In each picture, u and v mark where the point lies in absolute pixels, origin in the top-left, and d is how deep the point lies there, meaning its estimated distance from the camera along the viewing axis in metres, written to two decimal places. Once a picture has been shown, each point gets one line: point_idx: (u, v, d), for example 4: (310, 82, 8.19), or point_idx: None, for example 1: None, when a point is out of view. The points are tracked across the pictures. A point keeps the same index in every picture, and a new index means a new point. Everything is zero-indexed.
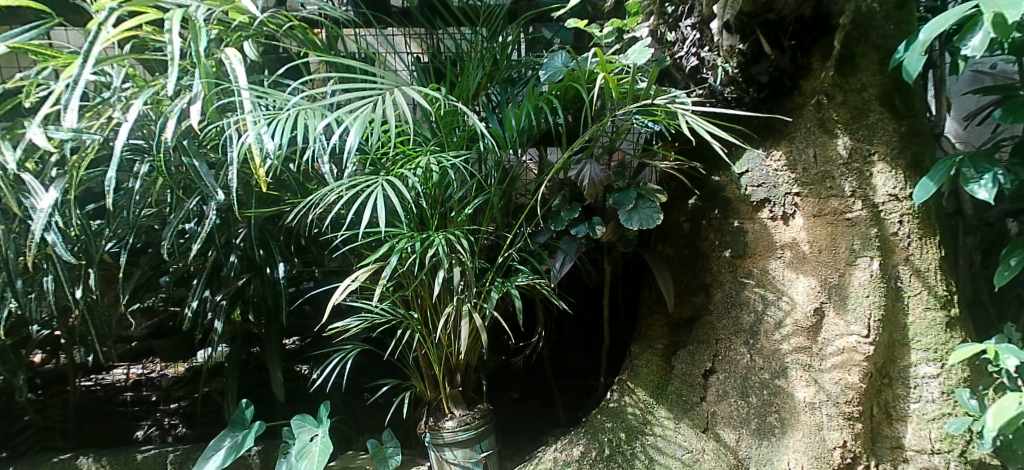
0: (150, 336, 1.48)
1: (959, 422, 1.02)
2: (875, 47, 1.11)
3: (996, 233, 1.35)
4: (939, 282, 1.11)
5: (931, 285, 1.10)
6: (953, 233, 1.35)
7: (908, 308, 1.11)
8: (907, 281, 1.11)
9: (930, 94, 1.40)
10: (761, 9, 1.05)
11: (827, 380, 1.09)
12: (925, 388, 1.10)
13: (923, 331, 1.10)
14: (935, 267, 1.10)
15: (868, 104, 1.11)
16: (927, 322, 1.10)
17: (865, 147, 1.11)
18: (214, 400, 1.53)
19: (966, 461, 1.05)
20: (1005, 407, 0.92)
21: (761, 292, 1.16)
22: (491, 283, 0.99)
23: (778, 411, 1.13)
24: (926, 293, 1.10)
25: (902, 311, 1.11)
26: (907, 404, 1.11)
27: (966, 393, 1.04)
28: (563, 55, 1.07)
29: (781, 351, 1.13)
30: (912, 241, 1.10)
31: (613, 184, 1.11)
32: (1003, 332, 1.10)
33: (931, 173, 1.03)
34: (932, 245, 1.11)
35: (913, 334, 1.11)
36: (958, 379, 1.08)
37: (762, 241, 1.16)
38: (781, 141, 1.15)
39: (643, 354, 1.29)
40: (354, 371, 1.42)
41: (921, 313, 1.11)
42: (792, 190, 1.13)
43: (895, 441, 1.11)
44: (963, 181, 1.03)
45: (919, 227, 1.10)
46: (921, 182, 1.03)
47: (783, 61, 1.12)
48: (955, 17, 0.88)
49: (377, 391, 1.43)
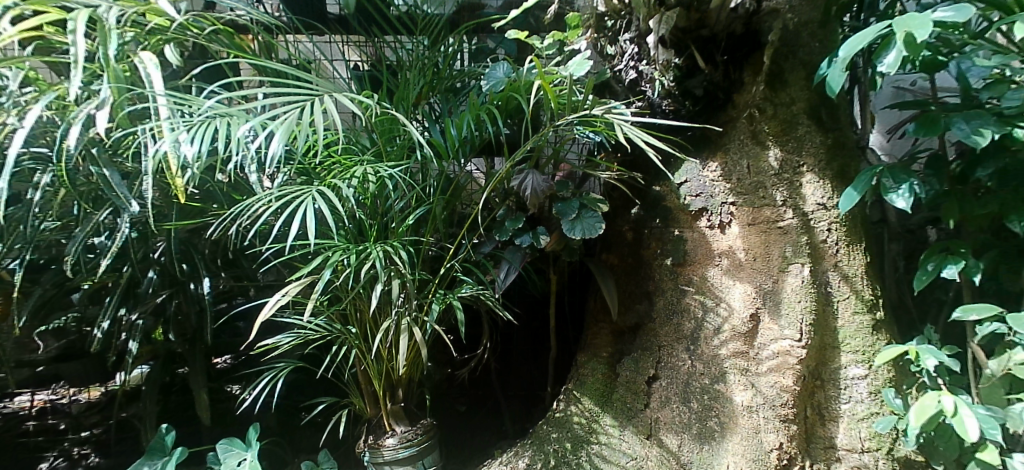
0: (55, 359, 1.40)
1: (886, 421, 1.07)
2: (802, 63, 1.17)
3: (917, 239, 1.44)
4: (865, 286, 1.16)
5: (858, 290, 1.16)
6: (879, 240, 1.43)
7: (837, 313, 1.16)
8: (836, 286, 1.16)
9: (855, 108, 1.48)
10: (695, 26, 1.11)
11: (763, 384, 1.13)
12: (854, 389, 1.15)
13: (852, 334, 1.16)
14: (862, 272, 1.16)
15: (796, 117, 1.17)
16: (855, 326, 1.16)
17: (795, 158, 1.16)
18: (132, 426, 1.45)
19: (893, 458, 1.10)
20: (926, 405, 0.98)
21: (701, 299, 1.19)
22: (433, 295, 0.98)
23: (718, 416, 1.16)
24: (853, 298, 1.16)
25: (831, 315, 1.16)
26: (838, 404, 1.16)
27: (892, 393, 1.09)
28: (505, 65, 1.08)
29: (720, 356, 1.17)
30: (840, 247, 1.16)
31: (557, 194, 1.12)
32: (923, 333, 1.16)
33: (854, 183, 1.08)
34: (858, 252, 1.17)
35: (842, 337, 1.16)
36: (884, 379, 1.14)
37: (701, 249, 1.20)
38: (717, 151, 1.19)
39: (589, 363, 1.30)
40: (287, 389, 1.37)
41: (849, 317, 1.16)
42: (729, 199, 1.17)
43: (827, 441, 1.15)
44: (883, 191, 1.09)
45: (846, 234, 1.16)
46: (846, 192, 1.08)
47: (716, 76, 1.17)
48: (870, 36, 0.94)
49: (313, 410, 1.38)
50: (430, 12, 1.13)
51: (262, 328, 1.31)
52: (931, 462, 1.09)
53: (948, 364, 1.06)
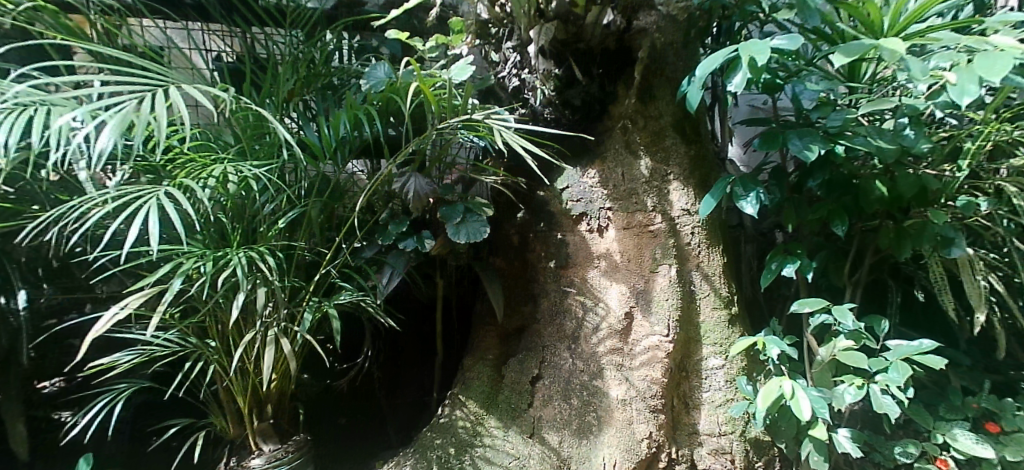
0: None
1: (739, 405, 1.19)
2: (669, 81, 1.28)
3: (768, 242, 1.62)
4: (723, 285, 1.29)
5: (716, 288, 1.29)
6: (736, 242, 1.60)
7: (700, 309, 1.28)
8: (699, 284, 1.28)
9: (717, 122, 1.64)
10: (572, 39, 1.19)
11: (637, 377, 1.20)
12: (713, 378, 1.26)
13: (711, 328, 1.27)
14: (720, 271, 1.29)
15: (664, 129, 1.28)
16: (714, 320, 1.28)
17: (664, 168, 1.27)
18: None
19: (745, 439, 1.23)
20: (771, 390, 1.12)
21: (581, 300, 1.26)
22: (306, 303, 0.94)
23: (596, 410, 1.22)
24: (713, 294, 1.28)
25: (695, 312, 1.27)
26: (700, 393, 1.26)
27: (744, 380, 1.21)
28: (386, 66, 1.04)
29: (598, 353, 1.23)
30: (702, 249, 1.27)
31: (443, 198, 1.12)
32: (770, 326, 1.31)
33: (712, 191, 1.21)
34: (717, 253, 1.29)
35: (704, 331, 1.27)
36: (738, 368, 1.27)
37: (582, 252, 1.27)
38: (595, 160, 1.27)
39: (476, 366, 1.31)
40: (131, 412, 1.25)
41: (710, 312, 1.28)
42: (606, 205, 1.25)
43: (691, 427, 1.25)
44: (735, 198, 1.21)
45: (706, 237, 1.28)
46: (706, 198, 1.20)
47: (593, 88, 1.25)
48: (721, 58, 1.05)
49: (165, 434, 1.26)
50: (304, 6, 1.10)
51: (101, 345, 1.17)
52: (775, 440, 1.24)
53: (789, 352, 1.20)
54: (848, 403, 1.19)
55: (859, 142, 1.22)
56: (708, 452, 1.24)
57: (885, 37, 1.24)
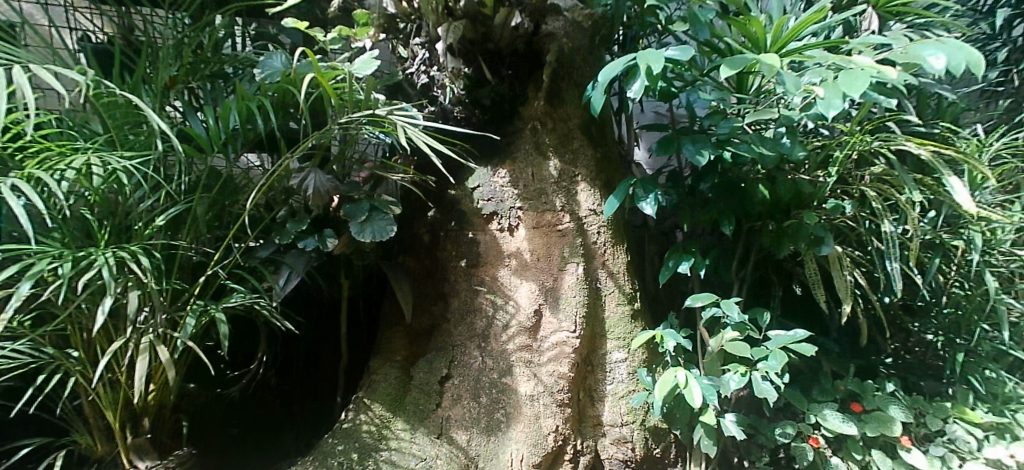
0: None
1: (638, 396, 1.25)
2: (576, 84, 1.33)
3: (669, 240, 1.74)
4: (626, 281, 1.35)
5: (620, 285, 1.34)
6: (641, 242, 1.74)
7: (605, 305, 1.33)
8: (604, 282, 1.33)
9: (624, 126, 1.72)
10: (480, 38, 1.21)
11: (544, 373, 1.24)
12: (616, 371, 1.32)
13: (615, 323, 1.33)
14: (624, 268, 1.34)
15: (572, 131, 1.32)
16: (618, 316, 1.33)
17: (572, 169, 1.31)
18: None
19: (645, 428, 1.30)
20: (667, 380, 1.18)
21: (492, 298, 1.27)
22: (189, 307, 0.92)
23: (505, 407, 1.23)
24: (617, 292, 1.34)
25: (601, 308, 1.33)
26: (604, 386, 1.32)
27: (644, 371, 1.28)
28: (281, 56, 1.02)
29: (507, 351, 1.26)
30: (606, 247, 1.32)
31: (347, 195, 1.08)
32: (668, 320, 1.39)
33: (615, 193, 1.27)
34: (622, 252, 1.35)
35: (609, 326, 1.33)
36: (639, 361, 1.33)
37: (493, 251, 1.28)
38: (506, 160, 1.30)
39: (383, 368, 1.29)
40: None
41: (614, 308, 1.33)
42: (516, 204, 1.28)
43: (595, 419, 1.31)
44: (635, 199, 1.27)
45: (612, 235, 1.33)
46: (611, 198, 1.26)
47: (502, 88, 1.28)
48: (619, 67, 1.14)
49: None
50: None
51: None
52: (671, 428, 1.32)
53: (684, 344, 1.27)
54: (733, 388, 1.33)
55: (744, 148, 1.38)
56: (611, 441, 1.30)
57: (768, 51, 1.38)
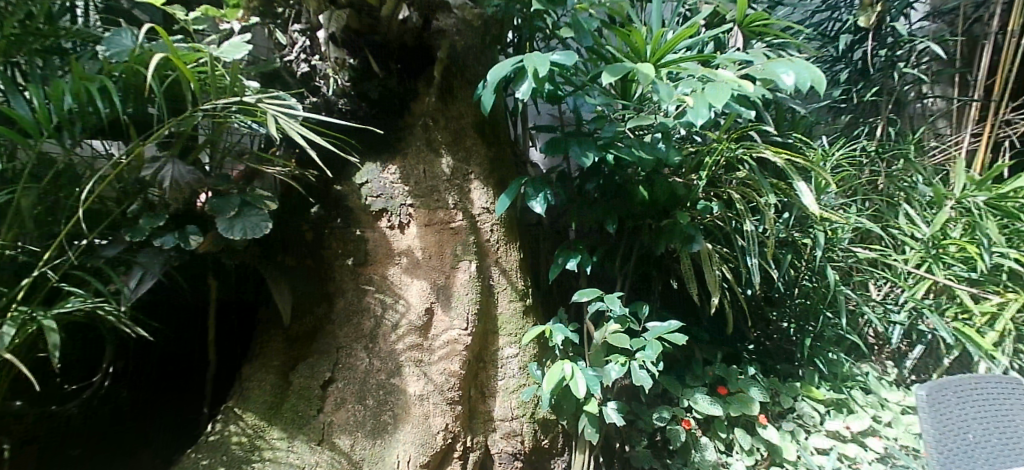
0: None
1: (529, 390, 1.37)
2: (467, 83, 1.43)
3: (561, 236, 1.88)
4: (519, 279, 1.48)
5: (513, 283, 1.46)
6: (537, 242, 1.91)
7: (498, 302, 1.45)
8: (498, 280, 1.45)
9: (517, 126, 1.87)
10: (366, 30, 1.26)
11: (434, 371, 1.30)
12: (508, 366, 1.43)
13: (507, 320, 1.44)
14: (516, 266, 1.47)
15: (465, 129, 1.42)
16: (510, 312, 1.45)
17: (464, 167, 1.40)
18: None
19: (534, 420, 1.42)
20: (555, 374, 1.32)
21: (381, 297, 1.32)
22: (13, 314, 0.97)
23: (393, 408, 1.27)
24: (509, 289, 1.46)
25: (494, 305, 1.44)
26: (496, 381, 1.42)
27: (534, 366, 1.40)
28: (130, 34, 1.11)
29: (396, 351, 1.30)
30: (498, 245, 1.43)
31: (215, 188, 1.08)
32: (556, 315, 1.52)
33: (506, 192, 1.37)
34: (513, 252, 1.47)
35: (501, 323, 1.44)
36: (529, 356, 1.45)
37: (382, 248, 1.33)
38: (396, 157, 1.36)
39: (256, 376, 1.28)
40: None
41: (507, 304, 1.45)
42: (406, 202, 1.34)
43: (486, 415, 1.41)
44: (527, 198, 1.41)
45: (503, 233, 1.43)
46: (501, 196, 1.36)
47: (390, 81, 1.34)
48: (506, 68, 1.25)
49: None
50: None
51: None
52: (559, 418, 1.45)
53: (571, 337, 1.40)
54: (614, 377, 1.55)
55: (625, 150, 1.58)
56: (501, 436, 1.41)
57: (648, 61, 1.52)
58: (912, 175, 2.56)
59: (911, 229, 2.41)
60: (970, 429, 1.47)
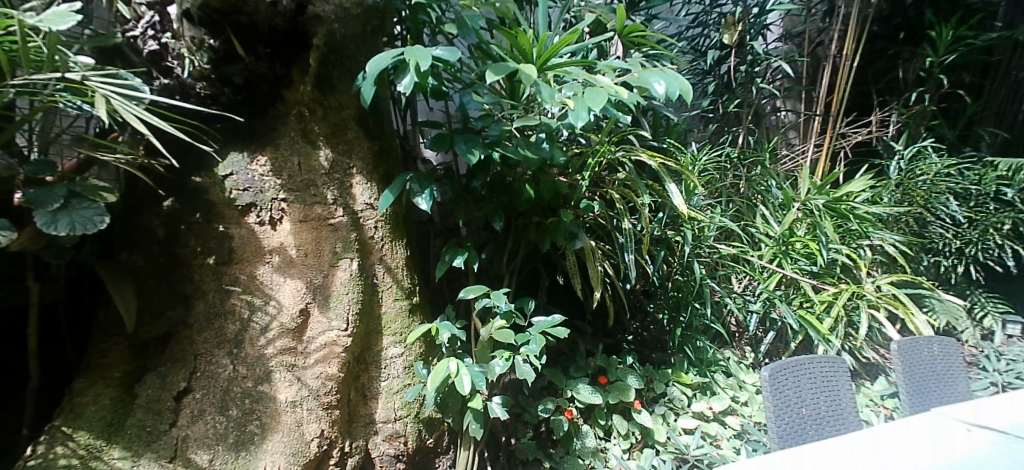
0: None
1: (413, 390, 1.48)
2: (347, 71, 1.50)
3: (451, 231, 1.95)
4: (406, 277, 1.59)
5: (399, 281, 1.57)
6: (426, 237, 1.96)
7: (383, 301, 1.54)
8: (382, 278, 1.53)
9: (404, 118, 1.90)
10: (230, 10, 1.25)
11: (310, 376, 1.37)
12: (392, 366, 1.53)
13: (393, 319, 1.55)
14: (401, 263, 1.57)
15: (345, 121, 1.48)
16: (395, 310, 1.55)
17: (345, 160, 1.47)
18: None
19: (419, 420, 1.54)
20: (439, 371, 1.43)
21: (248, 298, 1.35)
22: None
23: (259, 417, 1.33)
24: (395, 287, 1.56)
25: (378, 303, 1.52)
26: (379, 382, 1.52)
27: (420, 365, 1.50)
28: None
29: (266, 356, 1.35)
30: (384, 245, 1.53)
31: (38, 176, 1.15)
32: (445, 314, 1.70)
33: (390, 188, 1.47)
34: (398, 250, 1.57)
35: (386, 322, 1.54)
36: (414, 355, 1.57)
37: (250, 245, 1.36)
38: (268, 146, 1.39)
39: (91, 390, 1.26)
40: None
41: (392, 303, 1.55)
42: (279, 195, 1.38)
43: (368, 418, 1.49)
44: (412, 194, 1.52)
45: (388, 231, 1.55)
46: (385, 193, 1.45)
47: (259, 66, 1.34)
48: (386, 60, 1.25)
49: None
50: None
51: None
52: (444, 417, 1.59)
53: (458, 335, 1.56)
54: (499, 372, 1.65)
55: (510, 150, 1.67)
56: (384, 437, 1.49)
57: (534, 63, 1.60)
58: (766, 180, 3.19)
59: (766, 228, 3.02)
60: (805, 400, 1.71)
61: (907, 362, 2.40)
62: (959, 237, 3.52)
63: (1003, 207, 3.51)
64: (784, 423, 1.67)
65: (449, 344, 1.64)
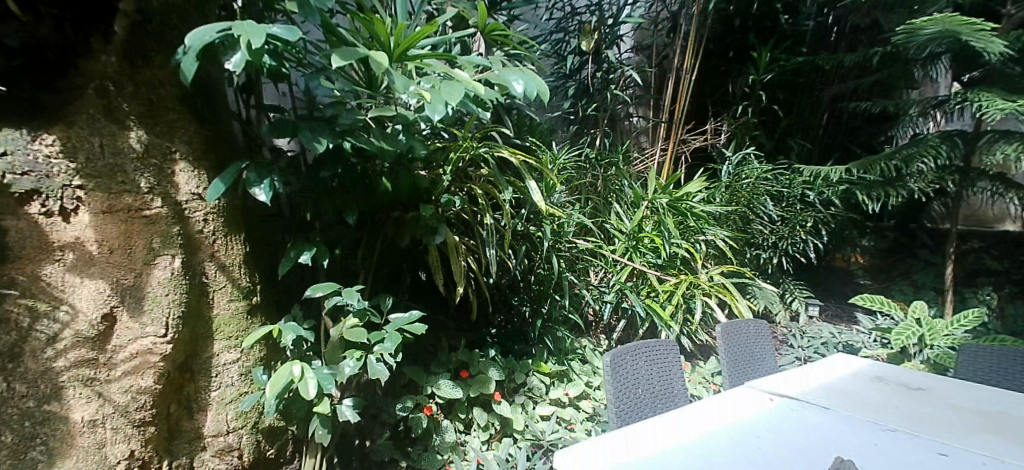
0: None
1: (249, 400, 1.62)
2: (167, 44, 1.62)
3: (303, 226, 1.97)
4: (243, 276, 1.78)
5: (235, 281, 1.77)
6: (278, 232, 1.99)
7: (214, 302, 1.73)
8: (214, 276, 1.72)
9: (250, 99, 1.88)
10: None
11: (116, 389, 1.53)
12: (226, 374, 1.74)
13: (225, 323, 1.74)
14: (236, 262, 1.77)
15: (165, 100, 1.61)
16: (230, 311, 1.76)
17: (165, 144, 1.60)
18: None
19: (256, 431, 1.79)
20: (280, 376, 1.48)
21: (29, 302, 1.43)
22: None
23: (45, 439, 1.46)
24: (229, 287, 1.76)
25: (208, 303, 1.71)
26: (210, 392, 1.72)
27: (258, 373, 1.64)
28: None
29: (55, 369, 1.46)
30: (218, 241, 1.71)
31: None
32: (292, 313, 1.69)
33: (220, 177, 1.48)
34: (233, 246, 1.76)
35: (219, 326, 1.73)
36: (252, 360, 1.80)
37: (39, 239, 1.43)
38: (60, 124, 1.46)
39: None
40: None
41: (226, 303, 1.75)
42: (73, 183, 1.45)
43: (196, 430, 1.70)
44: (249, 185, 1.51)
45: (218, 224, 1.71)
46: (214, 183, 1.48)
47: (43, 27, 1.48)
48: (211, 33, 1.22)
49: None
50: None
51: None
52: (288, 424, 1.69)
53: (304, 335, 1.60)
54: (349, 372, 1.60)
55: (363, 141, 1.69)
56: (214, 451, 1.71)
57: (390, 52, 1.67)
58: (619, 180, 3.54)
59: (618, 224, 3.37)
60: (640, 382, 2.06)
61: (729, 345, 2.75)
62: (774, 232, 4.13)
63: (807, 207, 4.14)
64: (625, 411, 2.00)
65: (293, 345, 1.65)
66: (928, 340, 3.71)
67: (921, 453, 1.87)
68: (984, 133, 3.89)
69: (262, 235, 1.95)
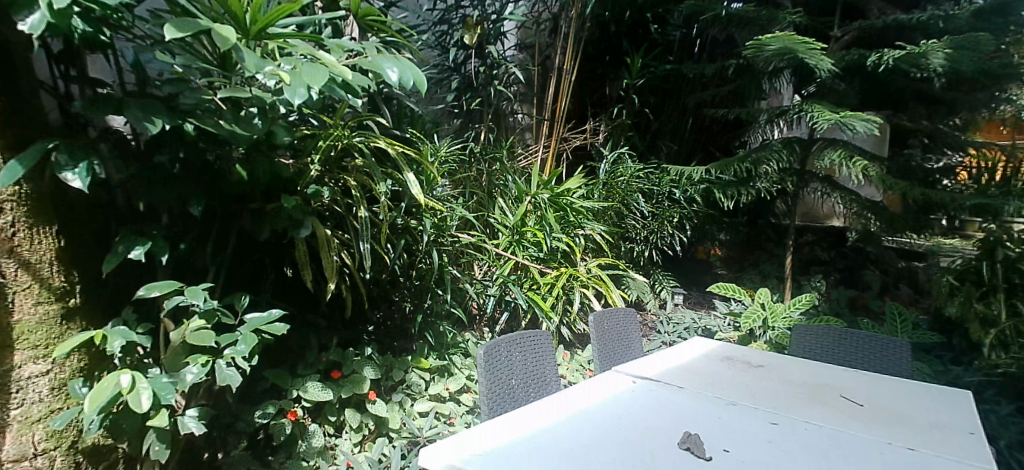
0: None
1: (64, 415, 1.51)
2: None
3: (144, 218, 1.85)
4: (54, 275, 1.65)
5: (46, 282, 1.64)
6: (108, 224, 1.82)
7: (18, 304, 1.58)
8: (17, 273, 1.57)
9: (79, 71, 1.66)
10: None
11: None
12: (33, 388, 1.61)
13: (32, 329, 1.61)
14: (46, 259, 1.63)
15: None
16: (39, 315, 1.63)
17: None
18: None
19: (75, 451, 1.68)
20: (104, 388, 1.31)
21: None
22: None
23: None
24: (36, 288, 1.62)
25: (9, 306, 1.57)
26: (11, 412, 1.57)
27: (79, 385, 1.57)
28: None
29: None
30: (19, 236, 1.56)
31: None
32: (122, 316, 1.60)
33: (19, 160, 1.42)
34: (39, 240, 1.61)
35: (24, 333, 1.60)
36: (70, 371, 1.68)
37: None
38: None
39: None
40: None
41: (34, 307, 1.61)
42: None
43: None
44: (60, 170, 1.47)
45: (22, 212, 1.57)
46: (10, 166, 1.40)
47: None
48: None
49: None
50: None
51: None
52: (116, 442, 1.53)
53: (134, 340, 1.48)
54: (192, 381, 1.49)
55: (210, 123, 1.67)
56: None
57: (245, 30, 1.62)
58: (503, 176, 3.69)
59: (502, 219, 3.52)
60: (515, 371, 2.23)
61: (599, 328, 3.12)
62: (646, 227, 4.60)
63: (673, 204, 4.71)
64: (496, 405, 2.09)
65: (123, 352, 1.52)
66: (770, 323, 4.23)
67: (747, 419, 2.26)
68: (816, 141, 4.47)
69: (83, 227, 1.76)
